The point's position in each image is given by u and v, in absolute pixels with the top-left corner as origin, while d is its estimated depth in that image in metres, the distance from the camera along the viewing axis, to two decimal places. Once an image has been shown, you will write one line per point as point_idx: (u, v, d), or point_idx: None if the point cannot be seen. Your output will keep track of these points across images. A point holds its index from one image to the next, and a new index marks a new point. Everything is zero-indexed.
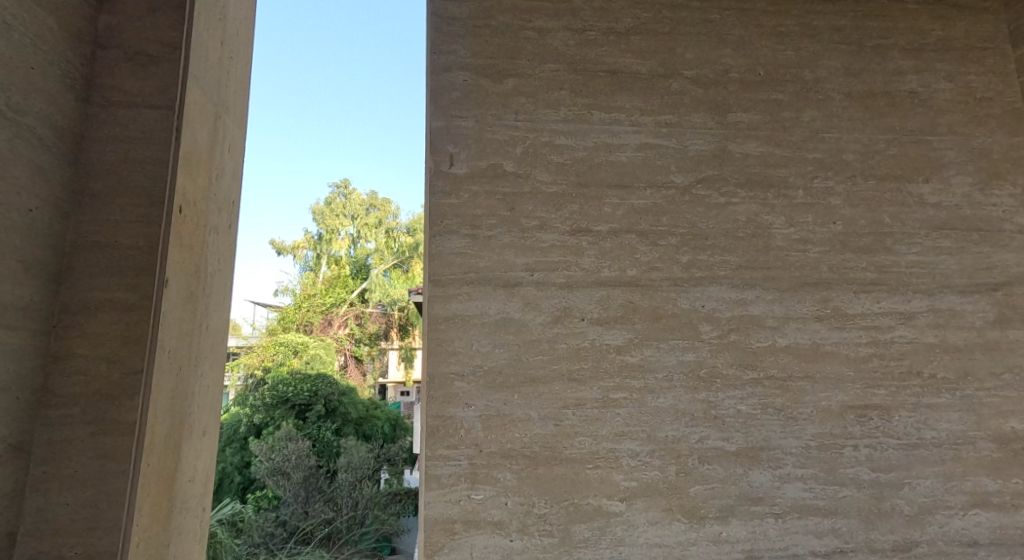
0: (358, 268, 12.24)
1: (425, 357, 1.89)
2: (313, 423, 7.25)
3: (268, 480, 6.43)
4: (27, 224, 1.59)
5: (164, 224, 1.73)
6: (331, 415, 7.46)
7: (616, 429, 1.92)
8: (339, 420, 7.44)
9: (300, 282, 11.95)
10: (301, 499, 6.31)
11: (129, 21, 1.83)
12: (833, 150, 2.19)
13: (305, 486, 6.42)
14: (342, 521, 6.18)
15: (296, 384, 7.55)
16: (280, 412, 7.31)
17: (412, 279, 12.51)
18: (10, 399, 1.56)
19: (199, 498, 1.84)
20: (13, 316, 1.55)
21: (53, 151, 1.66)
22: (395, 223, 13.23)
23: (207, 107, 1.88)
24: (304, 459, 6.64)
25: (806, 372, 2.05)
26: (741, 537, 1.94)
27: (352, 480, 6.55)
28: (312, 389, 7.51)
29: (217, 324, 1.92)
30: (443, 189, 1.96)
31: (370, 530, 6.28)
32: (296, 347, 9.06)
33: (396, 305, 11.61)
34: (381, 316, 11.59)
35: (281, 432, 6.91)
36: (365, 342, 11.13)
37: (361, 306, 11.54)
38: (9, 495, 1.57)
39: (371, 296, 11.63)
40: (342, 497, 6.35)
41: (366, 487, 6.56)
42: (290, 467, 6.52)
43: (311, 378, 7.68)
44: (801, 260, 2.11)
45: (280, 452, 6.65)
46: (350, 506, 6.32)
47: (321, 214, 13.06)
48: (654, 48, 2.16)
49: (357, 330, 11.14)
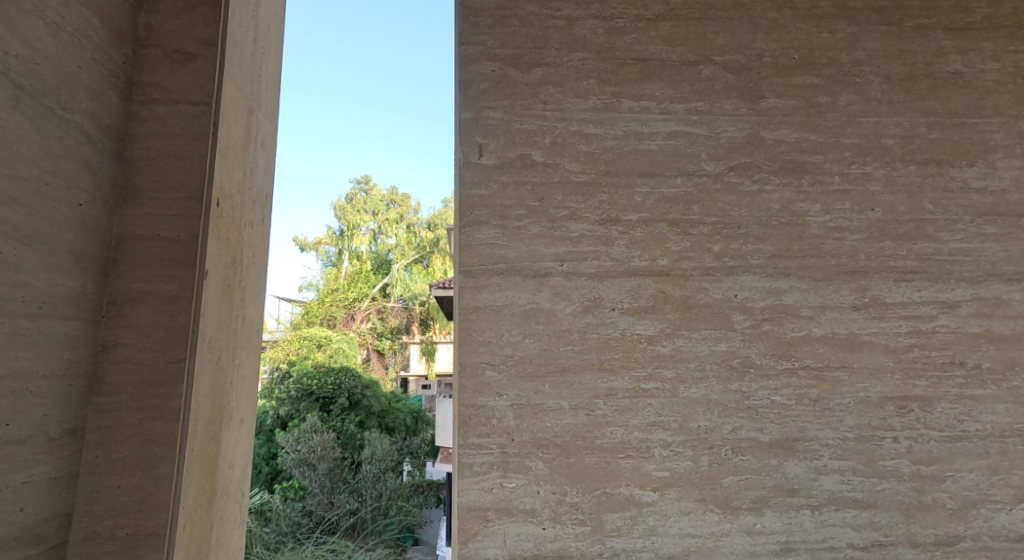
0: (378, 264, 12.74)
1: (456, 347, 1.91)
2: (336, 415, 7.49)
3: (296, 471, 6.77)
4: (77, 217, 1.63)
5: (204, 217, 1.77)
6: (354, 408, 7.69)
7: (647, 419, 1.91)
8: (363, 412, 7.68)
9: (323, 277, 12.21)
10: (326, 490, 6.64)
11: (167, 20, 1.87)
12: (871, 134, 2.13)
13: (330, 478, 6.74)
14: (367, 511, 6.49)
15: (319, 378, 7.79)
16: (304, 405, 7.55)
17: (432, 275, 12.29)
18: (64, 387, 1.60)
19: (236, 484, 1.90)
20: (66, 307, 1.59)
21: (99, 147, 1.70)
22: (416, 218, 13.46)
23: (243, 101, 1.91)
24: (329, 450, 6.97)
25: (843, 362, 2.01)
26: (777, 528, 1.92)
27: (376, 472, 6.86)
28: (336, 382, 7.77)
29: (251, 316, 1.97)
30: (472, 180, 1.97)
31: (394, 521, 6.59)
32: (321, 341, 9.30)
33: (418, 300, 11.80)
34: (401, 312, 11.74)
35: (306, 424, 7.19)
36: (387, 337, 11.40)
37: (383, 301, 11.77)
38: (65, 478, 1.61)
39: (393, 292, 11.92)
40: (367, 488, 6.67)
41: (389, 479, 6.87)
42: (315, 460, 6.85)
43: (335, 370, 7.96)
44: (837, 248, 2.06)
45: (305, 444, 6.99)
46: (373, 498, 6.63)
47: (343, 210, 13.64)
48: (684, 34, 2.13)
49: (380, 325, 11.38)
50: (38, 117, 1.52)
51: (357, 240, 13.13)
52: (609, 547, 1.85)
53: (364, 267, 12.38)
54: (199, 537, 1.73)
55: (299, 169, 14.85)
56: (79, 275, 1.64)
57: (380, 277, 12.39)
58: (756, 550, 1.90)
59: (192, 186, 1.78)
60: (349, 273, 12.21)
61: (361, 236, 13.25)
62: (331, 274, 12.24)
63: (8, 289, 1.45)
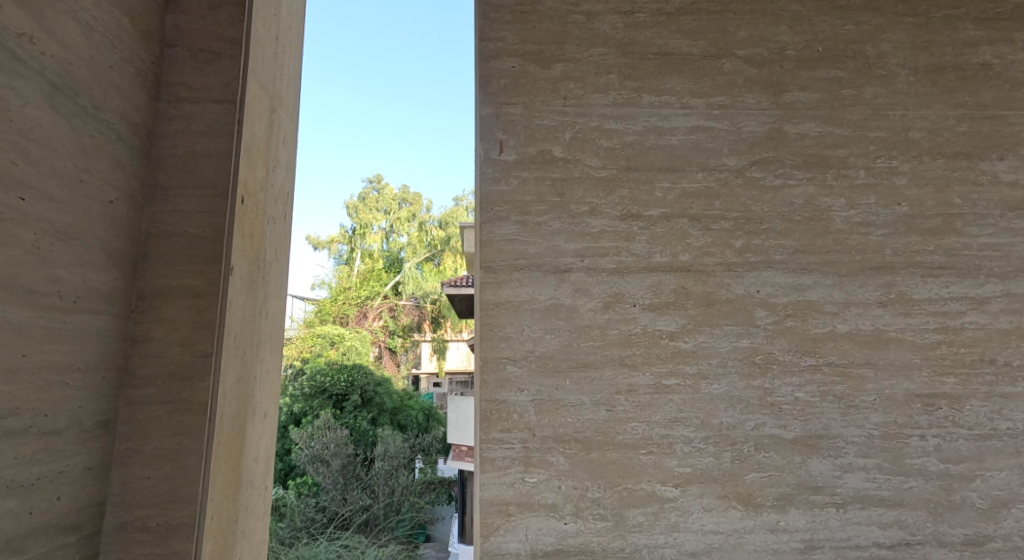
0: (391, 260, 12.91)
1: (477, 342, 1.91)
2: (349, 414, 8.42)
3: (309, 467, 7.64)
4: (109, 214, 1.65)
5: (230, 213, 1.78)
6: (369, 404, 8.66)
7: (669, 415, 1.91)
8: (376, 409, 8.65)
9: (337, 275, 12.41)
10: (339, 487, 7.47)
11: (193, 20, 1.89)
12: (897, 127, 2.10)
13: (343, 474, 7.59)
14: (380, 507, 7.33)
15: (332, 375, 8.67)
16: (318, 402, 8.46)
17: (446, 272, 12.83)
18: (97, 380, 1.63)
19: (260, 476, 1.93)
20: (98, 302, 1.62)
21: (129, 145, 1.72)
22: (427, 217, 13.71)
23: (265, 98, 1.93)
24: (341, 447, 7.79)
25: (869, 359, 1.99)
26: (801, 526, 1.90)
27: (389, 468, 7.72)
28: (349, 380, 8.69)
29: (273, 311, 2.00)
30: (493, 175, 1.97)
31: (406, 517, 7.52)
32: (334, 339, 9.77)
33: (429, 297, 12.16)
34: (413, 308, 12.03)
35: (321, 421, 8.07)
36: (399, 334, 11.60)
37: (394, 298, 12.07)
38: (98, 469, 1.64)
39: (405, 288, 12.20)
40: (379, 485, 7.49)
41: (403, 474, 7.77)
42: (329, 456, 7.69)
43: (348, 368, 8.86)
44: (862, 243, 2.04)
45: (319, 440, 7.84)
46: (386, 494, 7.47)
47: (355, 210, 13.76)
48: (705, 28, 2.11)
49: (391, 322, 11.62)
50: (73, 116, 1.54)
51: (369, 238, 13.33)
52: (631, 542, 1.85)
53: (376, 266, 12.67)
54: (227, 527, 1.76)
55: (315, 167, 14.97)
56: (111, 270, 1.66)
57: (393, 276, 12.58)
58: (780, 547, 1.89)
59: (218, 185, 1.81)
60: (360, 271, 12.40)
61: (373, 234, 13.43)
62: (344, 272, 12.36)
63: (46, 283, 1.47)
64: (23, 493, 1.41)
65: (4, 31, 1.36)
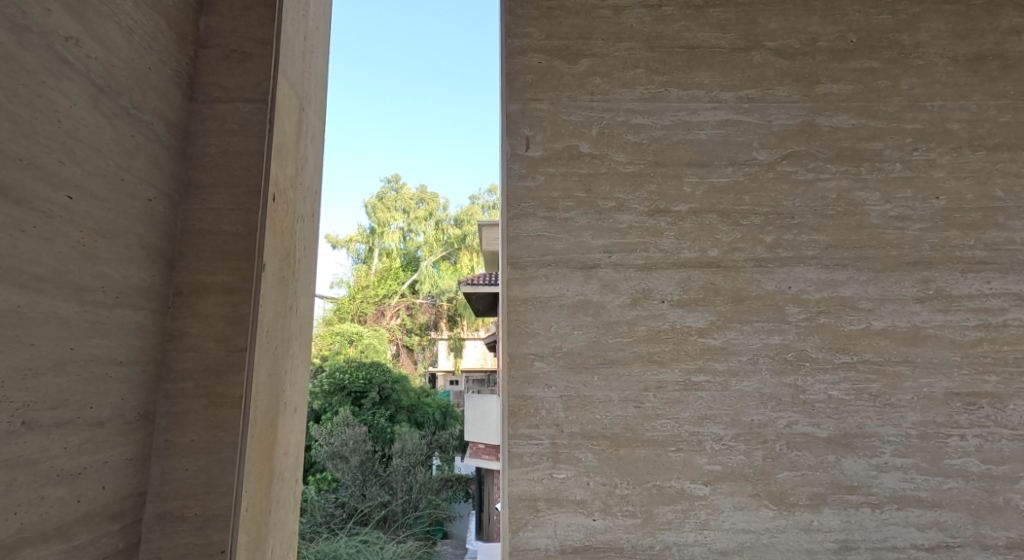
0: (409, 259, 13.51)
1: (505, 338, 1.92)
2: (367, 411, 8.73)
3: (329, 462, 7.85)
4: (147, 212, 1.68)
5: (261, 212, 1.82)
6: (386, 403, 8.96)
7: (698, 412, 1.89)
8: (393, 408, 8.96)
9: (355, 275, 13.19)
10: (358, 483, 7.71)
11: (225, 21, 1.92)
12: (935, 119, 2.04)
13: (361, 471, 7.81)
14: (399, 504, 7.60)
15: (352, 372, 8.99)
16: (337, 399, 8.73)
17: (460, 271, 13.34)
18: (138, 373, 1.66)
19: (290, 469, 1.97)
20: (138, 297, 1.65)
21: (165, 144, 1.75)
22: (445, 214, 14.25)
23: (293, 98, 1.98)
24: (360, 445, 8.07)
25: (905, 356, 1.94)
26: (835, 526, 1.86)
27: (406, 466, 7.99)
28: (367, 377, 9.00)
29: (301, 308, 2.04)
30: (519, 171, 1.97)
31: (424, 513, 7.75)
32: (352, 336, 10.12)
33: (445, 296, 12.80)
34: (429, 308, 12.93)
35: (339, 418, 8.36)
36: (416, 334, 12.49)
37: (412, 297, 12.89)
38: (138, 460, 1.67)
39: (421, 288, 12.91)
40: (398, 482, 7.79)
41: (420, 473, 8.07)
42: (348, 452, 7.95)
43: (367, 365, 9.17)
44: (899, 239, 1.99)
45: (338, 437, 8.11)
46: (405, 490, 7.77)
47: (372, 209, 14.22)
48: (735, 20, 2.09)
49: (410, 321, 12.56)
50: (115, 116, 1.57)
51: (386, 237, 13.86)
52: (661, 540, 1.83)
53: (393, 264, 13.33)
54: (260, 518, 1.79)
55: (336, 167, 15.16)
56: (149, 266, 1.69)
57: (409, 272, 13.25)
58: (814, 548, 1.85)
59: (250, 183, 1.84)
60: (379, 270, 13.26)
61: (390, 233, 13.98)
62: (363, 271, 13.20)
63: (92, 279, 1.50)
64: (72, 482, 1.44)
65: (52, 35, 1.39)
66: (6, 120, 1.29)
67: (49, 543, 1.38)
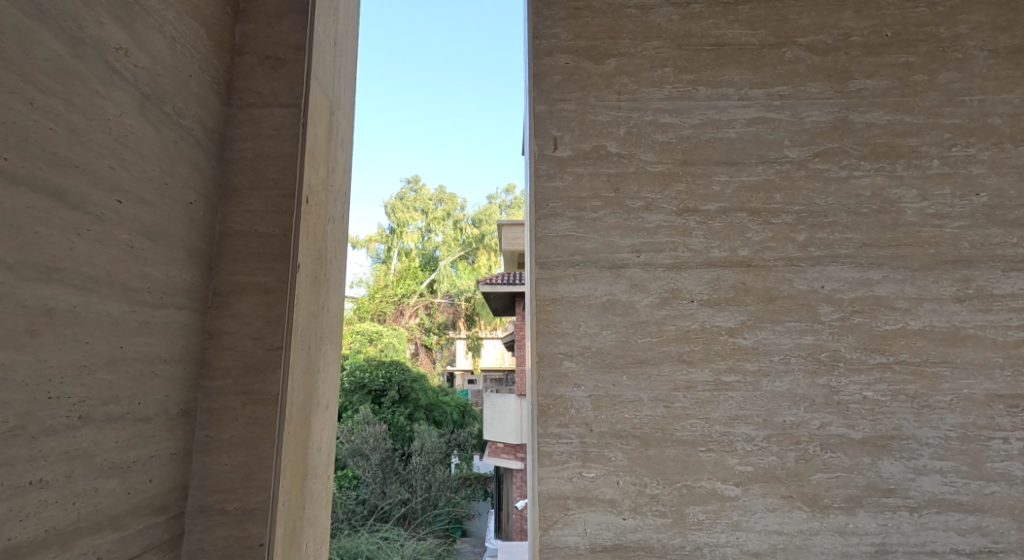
0: (427, 260, 14.02)
1: (534, 338, 1.93)
2: (388, 408, 8.93)
3: (350, 460, 7.94)
4: (189, 215, 1.74)
5: (295, 214, 1.86)
6: (405, 401, 9.19)
7: (729, 412, 1.88)
8: (412, 406, 9.17)
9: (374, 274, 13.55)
10: (378, 480, 7.73)
11: (260, 28, 1.97)
12: (975, 114, 1.99)
13: (381, 468, 7.88)
14: (419, 501, 7.58)
15: (372, 371, 9.22)
16: (358, 397, 8.95)
17: (480, 271, 14.42)
18: (181, 371, 1.71)
19: (322, 466, 2.01)
20: (180, 297, 1.71)
21: (204, 148, 1.80)
22: (463, 214, 14.96)
23: (325, 102, 2.02)
24: (380, 442, 8.15)
25: (945, 357, 1.89)
26: (871, 529, 1.83)
27: (425, 464, 8.15)
28: (387, 376, 9.23)
29: (333, 307, 2.08)
30: (547, 172, 1.98)
31: (443, 512, 7.83)
32: (371, 336, 10.56)
33: (463, 296, 13.49)
34: (448, 307, 13.50)
35: (360, 416, 8.53)
36: (435, 333, 13.05)
37: (430, 297, 13.41)
38: (181, 455, 1.72)
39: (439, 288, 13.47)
40: (417, 480, 7.89)
41: (439, 470, 8.19)
42: (368, 450, 8.03)
43: (386, 365, 9.43)
44: (936, 237, 1.94)
45: (360, 435, 8.20)
46: (424, 489, 7.84)
47: (391, 210, 14.69)
48: (765, 16, 2.07)
49: (427, 321, 13.10)
50: (160, 122, 1.62)
51: (405, 237, 14.37)
52: (692, 540, 1.82)
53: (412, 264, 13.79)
54: (295, 513, 1.83)
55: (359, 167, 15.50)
56: (190, 267, 1.75)
57: (426, 272, 13.75)
58: (849, 550, 1.82)
59: (285, 186, 1.89)
60: (400, 271, 13.53)
61: (410, 234, 14.48)
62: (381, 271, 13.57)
63: (139, 280, 1.55)
64: (122, 474, 1.50)
65: (104, 46, 1.44)
66: (63, 128, 1.34)
67: (103, 533, 1.44)
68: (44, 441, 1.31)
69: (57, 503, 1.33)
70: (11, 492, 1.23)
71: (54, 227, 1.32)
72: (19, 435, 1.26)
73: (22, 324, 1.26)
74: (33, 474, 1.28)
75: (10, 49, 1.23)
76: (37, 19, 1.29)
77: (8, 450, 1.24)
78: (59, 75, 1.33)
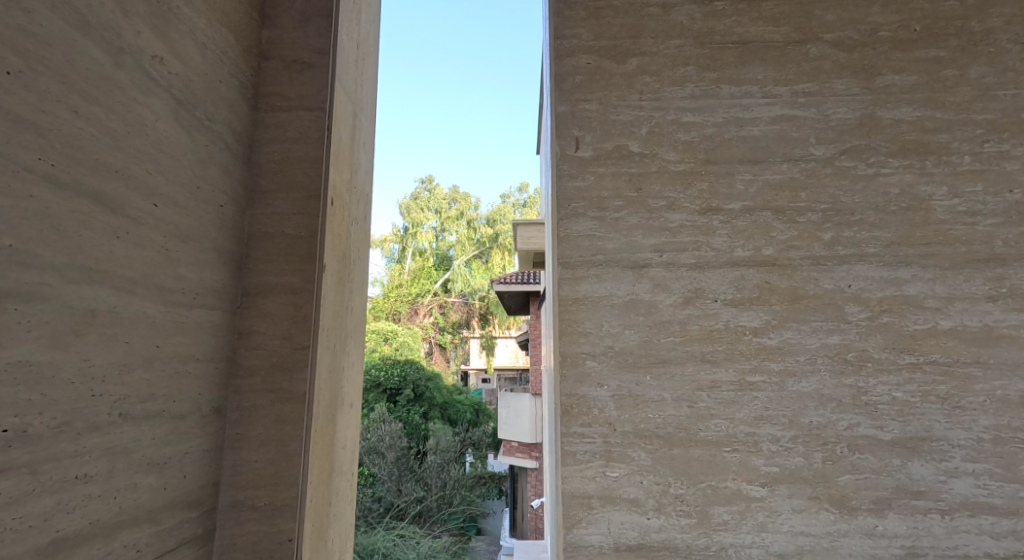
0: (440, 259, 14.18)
1: (556, 338, 1.93)
2: (403, 407, 9.02)
3: (367, 458, 7.94)
4: (219, 217, 1.78)
5: (321, 216, 1.89)
6: (420, 400, 9.34)
7: (754, 412, 1.86)
8: (427, 404, 9.31)
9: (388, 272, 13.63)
10: (393, 478, 7.67)
11: (286, 34, 2.01)
12: (1009, 109, 1.96)
13: (397, 466, 7.85)
14: (433, 500, 7.58)
15: (387, 370, 9.42)
16: (373, 395, 9.07)
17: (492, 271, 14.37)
18: (212, 370, 1.75)
19: (346, 463, 2.04)
20: (211, 298, 1.74)
21: (233, 152, 1.84)
22: (475, 214, 15.04)
23: (348, 105, 2.05)
24: (395, 440, 8.15)
25: (977, 357, 1.86)
26: (902, 532, 1.81)
27: (440, 462, 8.17)
28: (403, 375, 9.41)
29: (356, 308, 2.11)
30: (569, 172, 1.98)
31: (458, 510, 7.79)
32: (387, 336, 10.70)
33: (477, 296, 13.66)
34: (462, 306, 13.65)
35: (376, 414, 8.55)
36: (448, 332, 13.24)
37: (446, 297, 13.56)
38: (212, 451, 1.76)
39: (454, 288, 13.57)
40: (433, 478, 7.87)
41: (454, 470, 8.26)
42: (384, 447, 8.04)
43: (402, 364, 9.66)
44: (968, 235, 1.90)
45: (376, 433, 8.24)
46: (439, 486, 7.79)
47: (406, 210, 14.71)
48: (790, 13, 2.05)
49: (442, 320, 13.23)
50: (192, 127, 1.66)
51: (420, 237, 14.35)
52: (717, 540, 1.81)
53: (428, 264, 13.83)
54: (321, 510, 1.86)
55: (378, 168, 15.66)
56: (221, 268, 1.78)
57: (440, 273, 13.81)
58: (878, 553, 1.80)
59: (312, 187, 1.90)
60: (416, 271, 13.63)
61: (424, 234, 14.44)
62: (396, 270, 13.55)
63: (174, 280, 1.60)
64: (159, 470, 1.54)
65: (141, 53, 1.49)
66: (104, 135, 1.38)
67: (142, 526, 1.48)
68: (88, 437, 1.35)
69: (100, 497, 1.37)
70: (58, 486, 1.28)
71: (95, 230, 1.36)
72: (66, 431, 1.30)
73: (68, 324, 1.31)
74: (79, 468, 1.32)
75: (56, 58, 1.28)
76: (80, 29, 1.33)
77: (56, 445, 1.28)
78: (101, 83, 1.38)
